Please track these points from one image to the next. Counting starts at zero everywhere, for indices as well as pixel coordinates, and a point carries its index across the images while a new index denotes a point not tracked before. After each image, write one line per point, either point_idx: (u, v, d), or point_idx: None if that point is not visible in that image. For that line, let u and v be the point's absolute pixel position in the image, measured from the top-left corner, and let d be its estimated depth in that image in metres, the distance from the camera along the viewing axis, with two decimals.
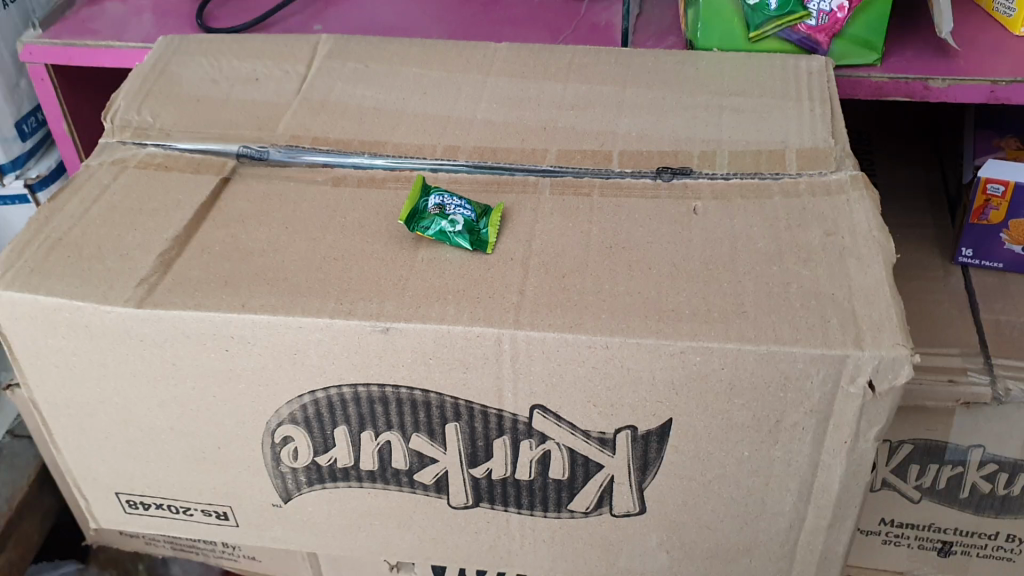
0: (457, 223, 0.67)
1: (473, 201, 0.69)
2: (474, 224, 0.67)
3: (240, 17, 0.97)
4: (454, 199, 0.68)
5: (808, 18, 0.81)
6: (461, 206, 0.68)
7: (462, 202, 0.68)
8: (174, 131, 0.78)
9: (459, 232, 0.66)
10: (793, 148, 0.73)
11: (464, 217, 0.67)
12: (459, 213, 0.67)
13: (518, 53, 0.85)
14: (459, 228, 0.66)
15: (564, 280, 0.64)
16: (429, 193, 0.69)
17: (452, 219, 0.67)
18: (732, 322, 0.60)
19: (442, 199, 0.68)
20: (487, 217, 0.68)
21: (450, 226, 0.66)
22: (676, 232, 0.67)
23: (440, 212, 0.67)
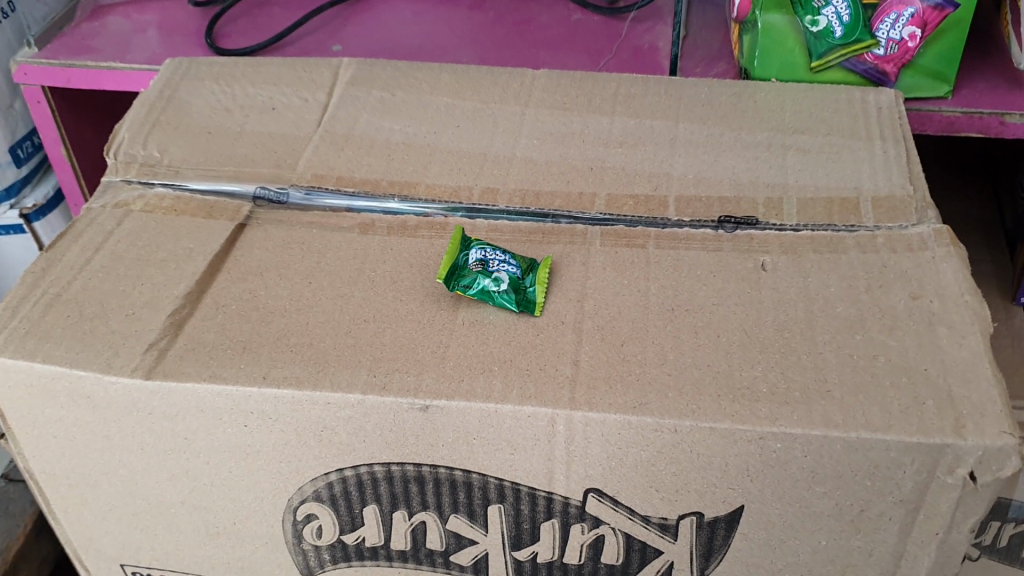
0: (502, 282, 0.60)
1: (518, 255, 0.62)
2: (520, 282, 0.61)
3: (253, 32, 0.90)
4: (496, 251, 0.62)
5: (876, 47, 0.74)
6: (505, 261, 0.61)
7: (506, 256, 0.61)
8: (185, 168, 0.71)
9: (504, 292, 0.60)
10: (867, 197, 0.66)
11: (509, 273, 0.60)
12: (504, 270, 0.60)
13: (559, 83, 0.78)
14: (503, 288, 0.60)
15: (623, 349, 0.57)
16: (470, 247, 0.62)
17: (496, 276, 0.60)
18: (816, 403, 0.53)
19: (484, 253, 0.61)
20: (534, 272, 0.62)
21: (493, 285, 0.60)
22: (744, 292, 0.61)
23: (483, 268, 0.60)
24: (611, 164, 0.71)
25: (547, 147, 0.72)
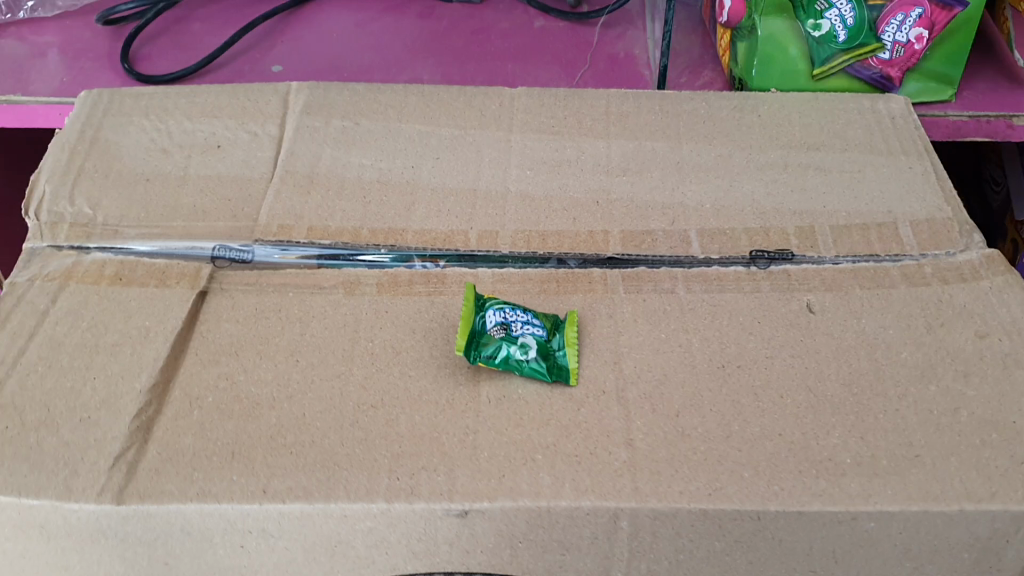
0: (530, 348, 0.52)
1: (539, 313, 0.55)
2: (548, 347, 0.53)
3: (177, 54, 0.79)
4: (517, 311, 0.54)
5: (882, 51, 0.69)
6: (529, 323, 0.54)
7: (530, 317, 0.54)
8: (124, 226, 0.60)
9: (533, 361, 0.52)
10: (904, 221, 0.61)
11: (535, 338, 0.53)
12: (529, 334, 0.53)
13: (542, 102, 0.70)
14: (532, 356, 0.52)
15: (680, 421, 0.50)
16: (485, 307, 0.54)
17: (522, 342, 0.52)
18: (908, 474, 0.47)
19: (503, 314, 0.53)
20: (561, 332, 0.54)
21: (520, 353, 0.52)
22: (797, 340, 0.54)
23: (506, 334, 0.52)
24: (618, 196, 0.63)
25: (542, 179, 0.64)
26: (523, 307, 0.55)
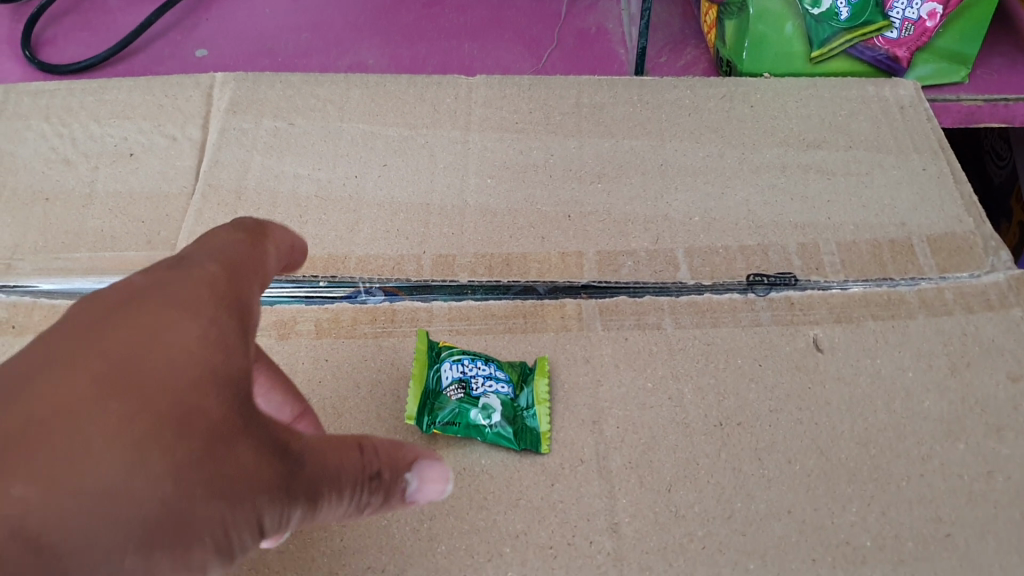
0: (494, 412, 0.44)
1: (505, 365, 0.47)
2: (516, 408, 0.45)
3: (85, 37, 0.70)
4: (478, 363, 0.46)
5: (889, 29, 0.61)
6: (493, 376, 0.46)
7: (494, 369, 0.46)
8: (21, 260, 0.52)
9: (499, 428, 0.44)
10: (919, 236, 0.53)
11: (502, 397, 0.45)
12: (493, 392, 0.45)
13: (504, 93, 0.61)
14: (497, 422, 0.44)
15: (672, 496, 0.42)
16: (441, 361, 0.47)
17: (485, 404, 0.44)
18: (938, 561, 0.40)
19: (461, 367, 0.46)
20: (531, 386, 0.46)
21: (483, 417, 0.44)
22: (804, 388, 0.46)
23: (466, 394, 0.45)
24: (593, 207, 0.55)
25: (505, 188, 0.56)
26: (487, 356, 0.47)
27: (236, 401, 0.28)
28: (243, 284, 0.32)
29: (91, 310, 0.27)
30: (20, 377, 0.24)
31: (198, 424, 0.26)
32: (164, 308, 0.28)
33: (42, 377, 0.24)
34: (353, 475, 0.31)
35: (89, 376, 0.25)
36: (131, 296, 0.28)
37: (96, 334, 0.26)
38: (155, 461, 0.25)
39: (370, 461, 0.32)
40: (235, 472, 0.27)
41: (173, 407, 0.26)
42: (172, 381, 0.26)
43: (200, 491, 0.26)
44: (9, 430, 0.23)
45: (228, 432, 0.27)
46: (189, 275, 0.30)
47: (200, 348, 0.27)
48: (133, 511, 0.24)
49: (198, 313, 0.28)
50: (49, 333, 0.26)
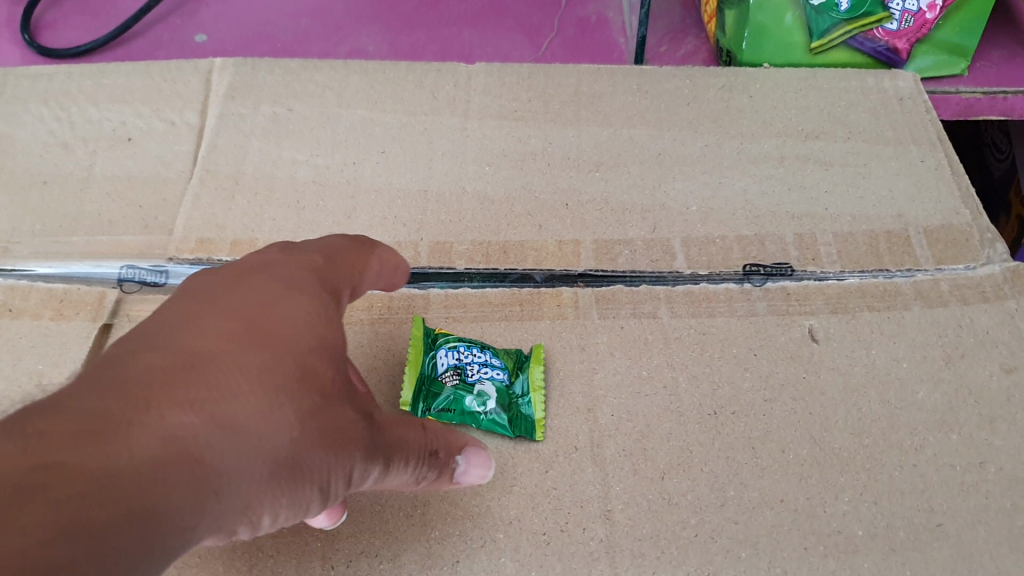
0: (488, 399, 0.45)
1: (501, 350, 0.47)
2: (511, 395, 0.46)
3: (85, 20, 0.70)
4: (474, 349, 0.47)
5: (889, 21, 0.61)
6: (488, 363, 0.47)
7: (489, 356, 0.47)
8: (19, 243, 0.52)
9: (494, 415, 0.45)
10: (915, 228, 0.53)
11: (496, 384, 0.46)
12: (487, 379, 0.46)
13: (503, 81, 0.61)
14: (492, 408, 0.45)
15: (665, 484, 0.42)
16: (436, 348, 0.47)
17: (479, 391, 0.45)
18: (929, 551, 0.40)
19: (457, 353, 0.46)
20: (526, 372, 0.46)
21: (477, 404, 0.45)
22: (799, 378, 0.46)
23: (461, 381, 0.45)
24: (591, 196, 0.55)
25: (503, 176, 0.56)
26: (483, 343, 0.48)
27: (331, 367, 0.34)
28: (331, 275, 0.38)
29: (218, 285, 0.33)
30: (172, 328, 0.30)
31: (307, 379, 0.32)
32: (276, 291, 0.34)
33: (190, 328, 0.30)
34: (418, 447, 0.38)
35: (234, 332, 0.31)
36: (249, 277, 0.34)
37: (225, 302, 0.32)
38: (280, 403, 0.31)
39: (433, 439, 0.39)
40: (329, 424, 0.33)
41: (291, 364, 0.32)
42: (291, 346, 0.32)
43: (309, 431, 0.32)
44: (183, 363, 0.29)
45: (323, 389, 0.33)
46: (289, 266, 0.36)
47: (307, 323, 0.34)
48: (266, 438, 0.30)
49: (302, 296, 0.35)
50: (187, 298, 0.32)
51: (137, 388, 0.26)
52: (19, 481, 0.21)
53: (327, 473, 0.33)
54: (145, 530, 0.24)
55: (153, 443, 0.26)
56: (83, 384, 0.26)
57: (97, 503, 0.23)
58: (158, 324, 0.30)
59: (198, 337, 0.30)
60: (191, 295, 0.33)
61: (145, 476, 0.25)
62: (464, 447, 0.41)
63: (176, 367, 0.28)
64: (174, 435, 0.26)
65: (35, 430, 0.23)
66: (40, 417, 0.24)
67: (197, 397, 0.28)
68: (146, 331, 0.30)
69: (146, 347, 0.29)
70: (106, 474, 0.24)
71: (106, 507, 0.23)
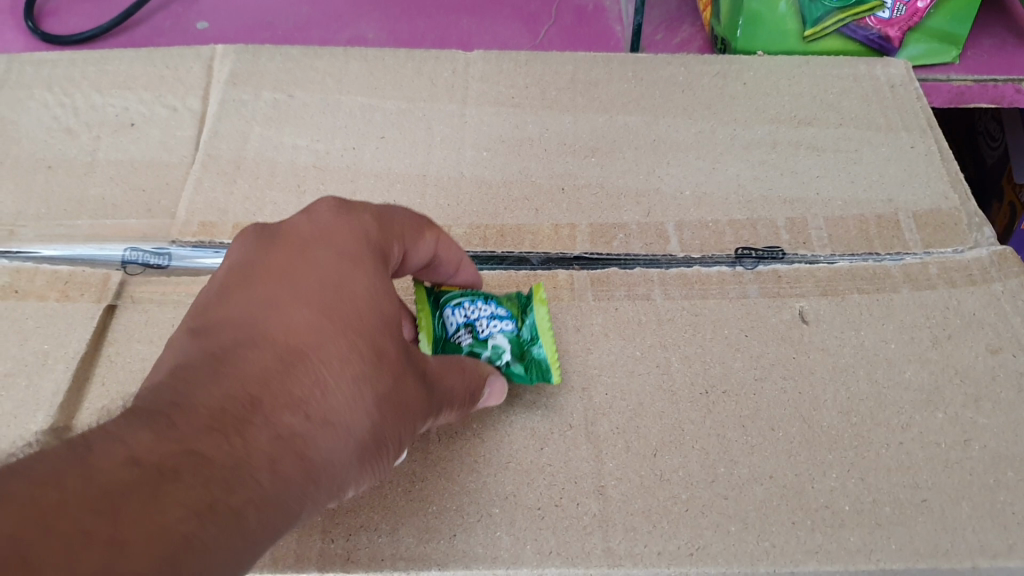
0: (502, 352, 0.45)
1: (504, 297, 0.47)
2: (522, 339, 0.45)
3: (88, 8, 0.71)
4: (478, 303, 0.46)
5: (881, 9, 0.61)
6: (495, 315, 0.46)
7: (494, 308, 0.46)
8: (23, 226, 0.53)
9: (511, 367, 0.45)
10: (906, 212, 0.54)
11: (506, 334, 0.45)
12: (498, 331, 0.45)
13: (500, 68, 0.62)
14: (507, 360, 0.45)
15: (657, 461, 0.43)
16: (443, 306, 0.46)
17: (492, 346, 0.45)
18: (914, 524, 0.41)
19: (464, 310, 0.46)
20: (531, 317, 0.46)
21: (493, 359, 0.45)
22: (789, 358, 0.47)
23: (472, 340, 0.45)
24: (586, 181, 0.56)
25: (500, 161, 0.57)
26: (487, 294, 0.47)
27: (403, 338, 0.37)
28: (386, 229, 0.40)
29: (287, 267, 0.36)
30: (256, 320, 0.34)
31: (387, 359, 0.36)
32: (339, 264, 0.37)
33: (272, 320, 0.34)
34: (460, 394, 0.40)
35: (311, 322, 0.34)
36: (312, 255, 0.37)
37: (295, 288, 0.35)
38: (365, 387, 0.34)
39: (472, 380, 0.41)
40: (401, 393, 0.36)
41: (367, 343, 0.35)
42: (369, 325, 0.36)
43: (389, 407, 0.35)
44: (269, 360, 0.33)
45: (401, 364, 0.36)
46: (350, 232, 0.38)
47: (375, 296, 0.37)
48: (359, 424, 0.34)
49: (367, 266, 0.37)
50: (263, 278, 0.36)
51: (240, 387, 0.31)
52: (158, 468, 0.26)
53: (400, 437, 0.37)
54: (267, 518, 0.29)
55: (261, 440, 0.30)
56: (197, 386, 0.30)
57: (222, 494, 0.27)
58: (242, 316, 0.34)
59: (277, 329, 0.34)
60: (263, 281, 0.36)
61: (260, 472, 0.29)
62: (487, 380, 0.42)
63: (270, 365, 0.32)
64: (279, 430, 0.31)
65: (164, 428, 0.28)
66: (171, 415, 0.28)
67: (290, 395, 0.32)
68: (233, 324, 0.34)
69: (235, 343, 0.33)
70: (229, 469, 0.28)
71: (233, 495, 0.28)
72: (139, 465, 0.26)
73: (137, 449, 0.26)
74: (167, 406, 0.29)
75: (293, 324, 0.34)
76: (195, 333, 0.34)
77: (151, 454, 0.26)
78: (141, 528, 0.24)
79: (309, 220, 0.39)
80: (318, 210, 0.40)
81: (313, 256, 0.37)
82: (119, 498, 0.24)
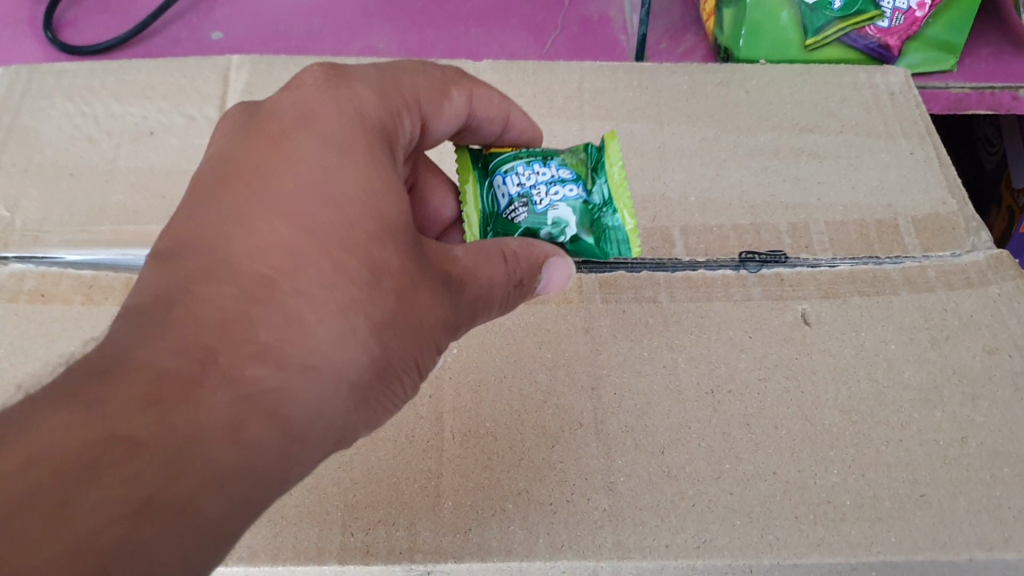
0: (564, 225, 0.46)
1: (572, 160, 0.47)
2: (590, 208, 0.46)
3: (104, 19, 0.73)
4: (535, 164, 0.47)
5: (881, 19, 0.63)
6: (555, 179, 0.46)
7: (557, 167, 0.47)
8: (47, 232, 0.55)
9: (575, 238, 0.46)
10: (905, 217, 0.56)
11: (569, 204, 0.46)
12: (559, 202, 0.46)
13: (509, 78, 0.63)
14: (572, 233, 0.46)
15: (665, 458, 0.45)
16: (496, 176, 0.47)
17: (555, 220, 0.46)
18: (913, 518, 0.42)
19: (520, 180, 0.46)
20: (604, 178, 0.47)
21: (556, 232, 0.46)
22: (791, 358, 0.49)
23: (530, 216, 0.46)
24: None
25: None
26: (547, 151, 0.48)
27: (406, 235, 0.37)
28: (376, 113, 0.40)
29: (270, 157, 0.37)
30: (232, 224, 0.35)
31: (384, 268, 0.36)
32: (329, 150, 0.37)
33: (247, 245, 0.34)
34: (500, 284, 0.41)
35: (290, 226, 0.35)
36: (293, 143, 0.37)
37: (276, 185, 0.36)
38: (358, 309, 0.35)
39: (517, 268, 0.42)
40: (406, 315, 0.37)
41: (354, 266, 0.35)
42: (360, 230, 0.36)
43: (393, 327, 0.36)
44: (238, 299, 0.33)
45: (404, 284, 0.37)
46: (344, 110, 0.38)
47: (366, 184, 0.37)
48: (351, 356, 0.35)
49: (360, 151, 0.37)
50: (241, 190, 0.36)
51: (200, 333, 0.31)
52: (78, 467, 0.26)
53: (422, 349, 0.38)
54: (225, 498, 0.29)
55: (217, 401, 0.30)
56: (154, 333, 0.31)
57: (157, 486, 0.27)
58: (212, 230, 0.35)
59: (251, 259, 0.34)
60: (246, 173, 0.36)
61: (212, 440, 0.29)
62: (545, 262, 0.43)
63: (239, 305, 0.33)
64: (244, 385, 0.31)
65: (98, 410, 0.27)
66: (107, 384, 0.28)
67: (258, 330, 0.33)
68: (209, 229, 0.35)
69: (205, 279, 0.33)
70: (168, 450, 0.28)
71: (175, 485, 0.27)
72: (59, 464, 0.26)
73: (56, 442, 0.26)
74: (106, 373, 0.29)
75: (270, 230, 0.35)
76: (164, 252, 0.35)
77: (74, 450, 0.26)
78: (39, 559, 0.24)
79: (305, 90, 0.39)
80: (313, 75, 0.40)
81: (293, 162, 0.36)
82: (21, 517, 0.24)
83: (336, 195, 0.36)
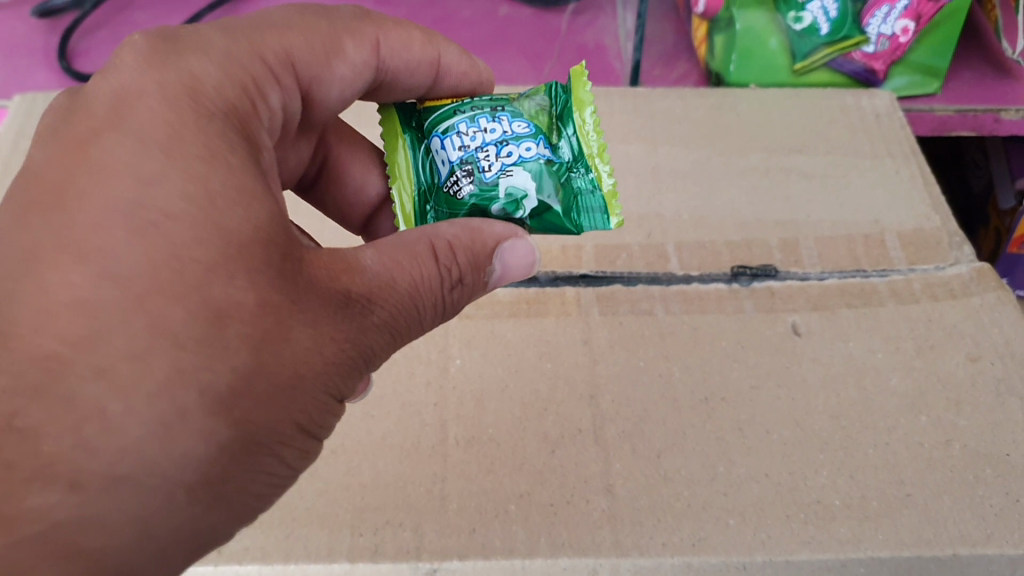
0: (518, 198, 0.43)
1: (534, 118, 0.46)
2: (557, 168, 0.45)
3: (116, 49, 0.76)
4: (484, 121, 0.45)
5: (866, 44, 0.66)
6: (506, 139, 0.44)
7: (511, 122, 0.45)
8: None
9: (534, 211, 0.44)
10: (890, 232, 0.58)
11: (523, 172, 0.43)
12: (512, 169, 0.43)
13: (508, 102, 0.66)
14: (530, 206, 0.44)
15: (662, 462, 0.47)
16: (441, 139, 0.45)
17: (507, 193, 0.43)
18: (899, 517, 0.44)
19: (466, 146, 0.44)
20: (571, 130, 0.46)
21: (510, 207, 0.44)
22: (782, 367, 0.51)
23: (477, 185, 0.43)
24: None
25: None
26: (498, 104, 0.46)
27: (271, 254, 0.33)
28: (205, 99, 0.35)
29: (73, 178, 0.32)
30: (26, 273, 0.30)
31: (230, 308, 0.31)
32: (145, 159, 0.32)
33: (44, 296, 0.29)
34: (429, 293, 0.37)
35: (91, 271, 0.29)
36: (103, 150, 0.32)
37: (79, 215, 0.31)
38: (193, 371, 0.29)
39: (449, 271, 0.38)
40: (291, 347, 0.32)
41: (186, 302, 0.30)
42: (188, 252, 0.31)
43: (268, 368, 0.32)
44: (29, 376, 0.28)
45: (279, 305, 0.32)
46: (170, 102, 0.33)
47: (192, 200, 0.31)
48: (187, 438, 0.29)
49: (188, 156, 0.32)
50: (44, 221, 0.31)
51: None
52: None
53: (325, 386, 0.34)
54: None
55: None
56: None
57: None
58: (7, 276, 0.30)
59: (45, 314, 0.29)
60: (48, 200, 0.31)
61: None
62: (495, 253, 0.40)
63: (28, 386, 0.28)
64: (23, 519, 0.27)
65: None
66: None
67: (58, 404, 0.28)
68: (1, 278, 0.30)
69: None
70: None
71: None
72: None
73: None
74: None
75: (63, 277, 0.29)
76: None
77: None
78: None
79: (123, 75, 0.34)
80: (135, 56, 0.35)
81: (100, 177, 0.31)
82: None
83: (149, 218, 0.30)
